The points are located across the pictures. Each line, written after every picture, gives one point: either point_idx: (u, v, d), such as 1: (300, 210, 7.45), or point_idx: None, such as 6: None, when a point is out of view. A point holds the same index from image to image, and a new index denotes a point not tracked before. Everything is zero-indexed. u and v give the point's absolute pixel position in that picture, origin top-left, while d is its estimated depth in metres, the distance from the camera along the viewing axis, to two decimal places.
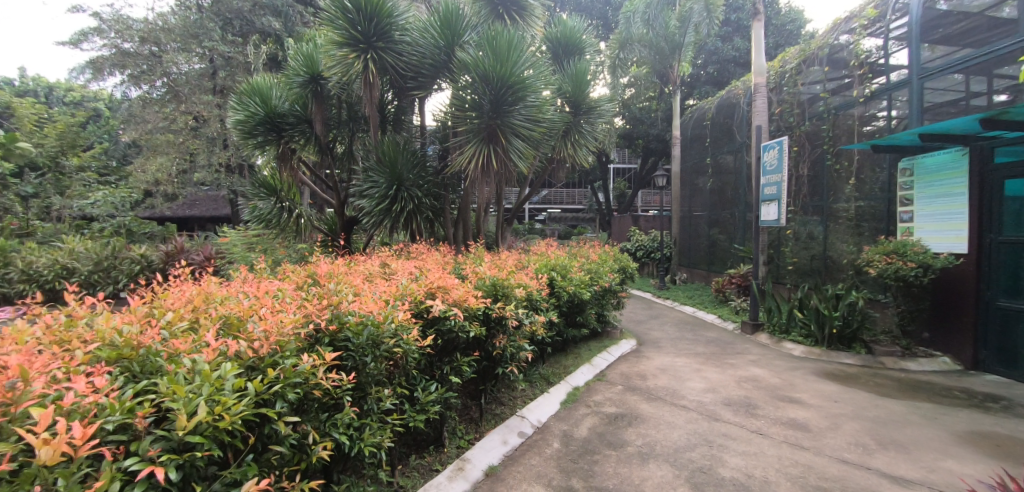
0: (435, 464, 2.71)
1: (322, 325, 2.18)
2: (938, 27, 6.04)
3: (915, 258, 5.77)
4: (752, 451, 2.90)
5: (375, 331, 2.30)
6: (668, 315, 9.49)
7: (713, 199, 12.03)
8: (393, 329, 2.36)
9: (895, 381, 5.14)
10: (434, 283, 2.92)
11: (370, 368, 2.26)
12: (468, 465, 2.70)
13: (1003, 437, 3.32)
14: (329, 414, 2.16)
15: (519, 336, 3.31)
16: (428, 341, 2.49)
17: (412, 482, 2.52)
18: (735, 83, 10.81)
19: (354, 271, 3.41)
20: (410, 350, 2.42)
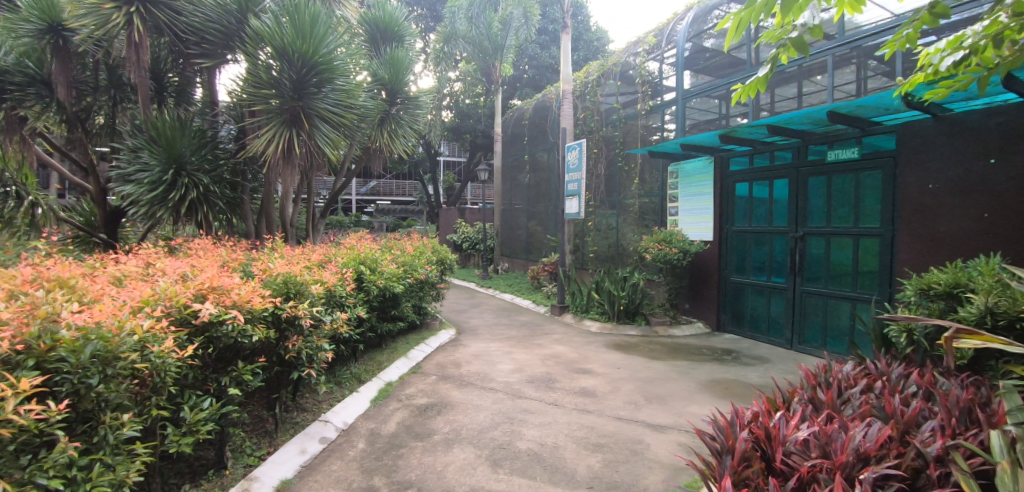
0: (214, 490, 2.38)
1: (20, 344, 1.72)
2: (698, 59, 7.39)
3: (678, 244, 7.05)
4: (546, 421, 3.20)
5: (106, 347, 1.90)
6: (488, 303, 9.93)
7: (530, 194, 12.95)
8: (134, 341, 1.99)
9: (663, 346, 6.22)
10: (204, 283, 2.54)
11: (100, 390, 1.87)
12: (256, 483, 2.43)
13: (729, 381, 4.26)
14: (35, 456, 1.73)
15: (318, 336, 3.10)
16: (189, 350, 2.16)
17: None
18: (549, 88, 11.74)
19: (100, 275, 2.80)
20: (162, 364, 2.07)
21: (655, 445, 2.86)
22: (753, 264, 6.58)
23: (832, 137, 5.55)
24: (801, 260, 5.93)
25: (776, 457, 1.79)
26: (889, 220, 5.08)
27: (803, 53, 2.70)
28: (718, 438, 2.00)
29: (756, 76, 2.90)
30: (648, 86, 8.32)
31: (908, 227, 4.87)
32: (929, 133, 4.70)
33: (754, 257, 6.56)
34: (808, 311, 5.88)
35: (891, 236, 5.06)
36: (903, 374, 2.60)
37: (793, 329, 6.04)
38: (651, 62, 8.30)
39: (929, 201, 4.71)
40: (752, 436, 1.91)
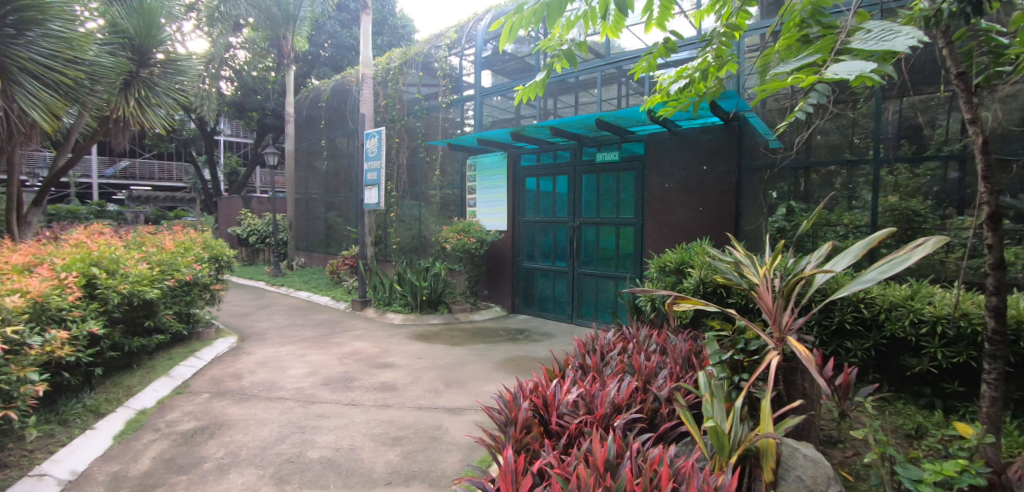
0: None
1: None
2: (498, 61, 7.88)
3: (476, 234, 7.41)
4: (342, 424, 3.05)
5: None
6: (280, 303, 8.97)
7: (327, 183, 12.05)
8: None
9: (463, 331, 6.48)
10: None
11: None
12: None
13: (522, 358, 4.65)
14: None
15: (20, 366, 2.41)
16: None
17: None
18: (348, 71, 10.90)
19: None
20: None
21: (453, 428, 2.96)
22: (540, 251, 7.31)
23: (600, 141, 6.47)
24: (578, 246, 6.82)
25: (551, 419, 2.02)
26: (640, 212, 6.16)
27: (573, 64, 3.11)
28: (503, 410, 2.16)
29: (534, 80, 3.19)
30: (448, 80, 8.48)
31: (652, 217, 5.98)
32: (665, 143, 5.82)
33: (541, 244, 7.28)
34: (583, 290, 6.80)
35: (641, 225, 6.15)
36: (648, 335, 3.21)
37: (572, 306, 6.91)
38: (453, 57, 8.48)
39: (665, 196, 5.85)
40: (532, 404, 2.12)
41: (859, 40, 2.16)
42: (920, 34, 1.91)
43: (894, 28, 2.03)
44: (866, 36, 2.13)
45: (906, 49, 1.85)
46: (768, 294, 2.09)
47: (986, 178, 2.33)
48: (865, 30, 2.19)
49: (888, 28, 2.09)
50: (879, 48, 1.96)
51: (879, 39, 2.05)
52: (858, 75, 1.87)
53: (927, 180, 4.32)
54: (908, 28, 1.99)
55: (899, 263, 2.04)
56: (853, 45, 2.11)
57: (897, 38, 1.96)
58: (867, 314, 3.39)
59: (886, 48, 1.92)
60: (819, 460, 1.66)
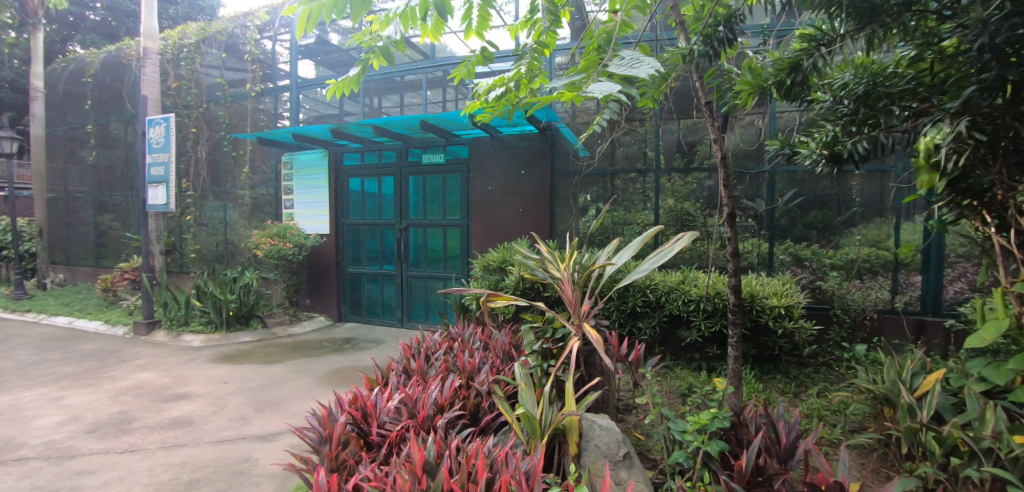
0: None
1: None
2: (321, 52, 7.44)
3: (292, 239, 6.81)
4: (116, 477, 2.52)
5: None
6: (25, 334, 6.97)
7: (96, 179, 9.80)
8: None
9: (280, 347, 5.86)
10: None
11: None
12: None
13: (348, 369, 4.39)
14: None
15: None
16: None
17: None
18: (128, 41, 8.61)
19: None
20: None
21: (264, 458, 2.67)
22: (367, 254, 7.01)
23: (425, 143, 6.46)
24: (405, 248, 6.71)
25: (370, 430, 1.97)
26: (465, 214, 6.32)
27: (390, 62, 3.01)
28: (318, 429, 2.03)
29: (347, 75, 3.06)
30: (259, 65, 7.62)
31: (476, 218, 6.19)
32: (487, 147, 6.07)
33: (367, 247, 6.99)
34: (413, 293, 6.73)
35: (466, 226, 6.32)
36: (472, 333, 3.32)
37: (402, 309, 6.78)
38: (264, 41, 7.79)
39: (488, 198, 6.11)
40: (350, 418, 2.03)
41: (615, 64, 2.57)
42: (656, 64, 2.37)
43: (639, 57, 2.49)
44: (620, 62, 2.55)
45: (644, 75, 2.30)
46: (569, 286, 2.34)
47: (724, 186, 2.99)
48: (621, 57, 2.62)
49: (636, 57, 2.54)
50: (627, 72, 2.38)
51: (629, 65, 2.48)
52: (608, 93, 2.23)
53: (692, 186, 5.31)
54: (648, 58, 2.45)
55: (666, 254, 2.46)
56: (610, 68, 2.51)
57: (641, 66, 2.40)
58: (652, 297, 4.03)
59: (632, 73, 2.35)
60: (612, 426, 1.87)
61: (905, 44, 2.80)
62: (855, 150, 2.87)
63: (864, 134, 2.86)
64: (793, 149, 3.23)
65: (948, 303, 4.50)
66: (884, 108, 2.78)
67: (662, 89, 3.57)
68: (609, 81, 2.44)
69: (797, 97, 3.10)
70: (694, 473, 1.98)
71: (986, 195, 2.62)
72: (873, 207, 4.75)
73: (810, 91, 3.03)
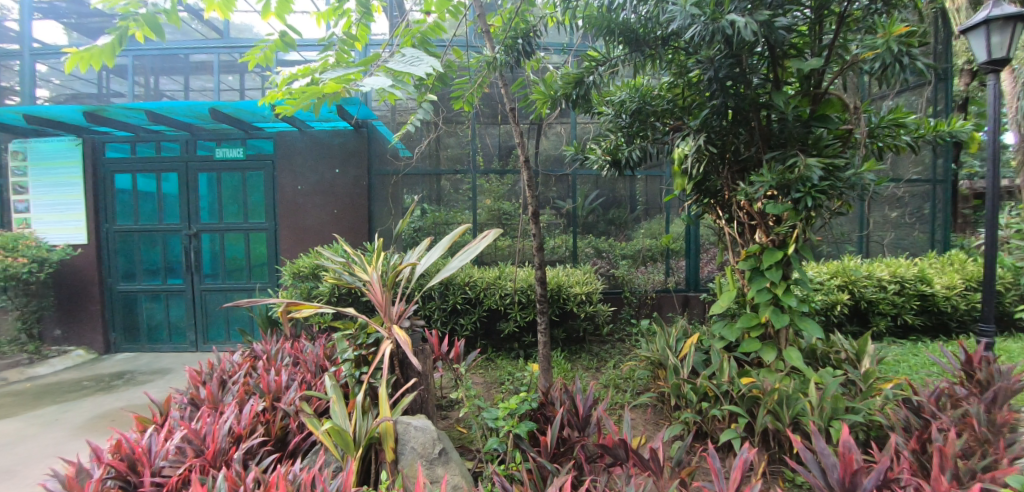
0: None
1: None
2: (69, 13, 5.95)
3: (27, 252, 5.29)
4: None
5: None
6: None
7: None
8: None
9: (14, 395, 4.53)
10: None
11: None
12: None
13: (121, 410, 3.63)
14: None
15: None
16: None
17: None
18: None
19: None
20: None
21: None
22: (143, 268, 5.84)
23: (219, 136, 5.66)
24: (196, 258, 5.79)
25: (141, 480, 1.65)
26: (271, 217, 5.71)
27: (160, 35, 2.60)
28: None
29: (95, 46, 2.50)
30: None
31: (284, 222, 5.64)
32: (294, 143, 5.57)
33: (143, 259, 5.82)
34: (208, 310, 5.84)
35: (273, 230, 5.72)
36: (279, 348, 3.03)
37: (196, 330, 5.84)
38: None
39: (297, 199, 5.61)
40: (111, 471, 1.67)
41: (397, 61, 2.60)
42: (433, 64, 2.46)
43: (418, 55, 2.53)
44: (401, 59, 2.58)
45: (420, 73, 2.38)
46: (379, 288, 2.29)
47: (528, 187, 3.26)
48: (402, 54, 2.63)
49: (416, 55, 2.59)
50: (406, 69, 2.42)
51: (409, 62, 2.52)
52: (377, 88, 2.34)
53: (507, 186, 5.69)
54: (427, 57, 2.51)
55: (473, 252, 2.57)
56: (391, 63, 2.54)
57: (420, 64, 2.47)
58: (472, 294, 4.19)
59: (409, 70, 2.40)
60: (427, 425, 1.88)
61: (665, 71, 3.32)
62: (631, 157, 3.46)
63: (638, 144, 3.45)
64: (584, 154, 3.71)
65: (703, 280, 5.64)
66: (650, 124, 3.37)
67: (475, 93, 3.74)
68: (388, 76, 2.46)
69: (587, 108, 3.54)
70: (507, 456, 2.12)
71: (720, 195, 3.34)
72: (652, 205, 5.72)
73: (597, 104, 3.48)
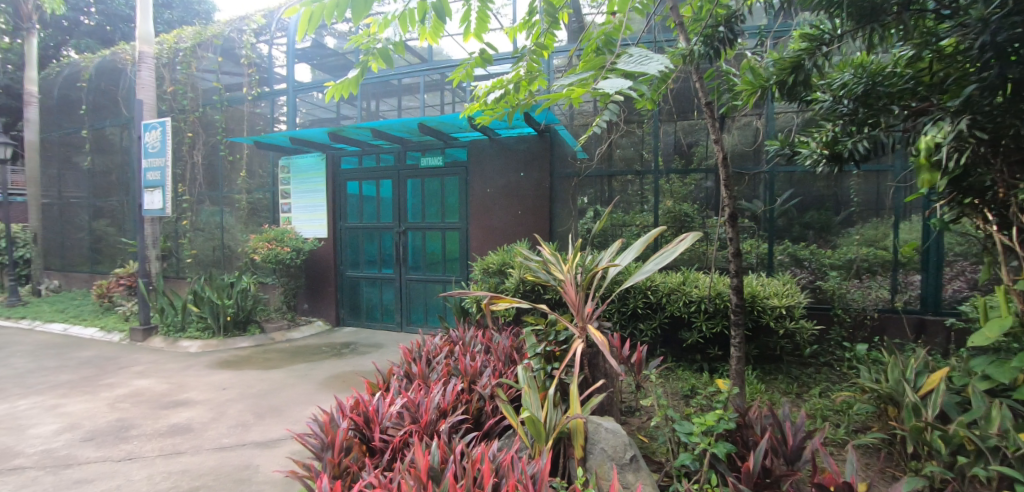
0: None
1: None
2: (317, 55, 7.41)
3: (291, 243, 6.76)
4: (115, 486, 2.48)
5: None
6: (18, 341, 6.89)
7: (91, 185, 9.64)
8: None
9: (279, 352, 5.81)
10: None
11: None
12: None
13: (348, 374, 4.37)
14: None
15: None
16: None
17: None
18: (123, 45, 8.65)
19: None
20: None
21: (266, 465, 2.63)
22: (365, 258, 6.96)
23: (424, 146, 6.44)
24: (404, 251, 6.68)
25: (373, 436, 1.96)
26: (464, 217, 6.30)
27: (389, 65, 3.00)
28: (319, 435, 2.01)
29: (348, 77, 3.02)
30: (254, 70, 7.55)
31: (475, 221, 6.17)
32: (486, 149, 6.05)
33: (366, 251, 6.95)
34: (412, 296, 6.69)
35: (465, 228, 6.29)
36: (473, 336, 3.31)
37: (401, 313, 6.75)
38: (261, 44, 7.63)
39: (487, 200, 6.08)
40: (352, 423, 2.02)
41: (624, 62, 2.59)
42: (666, 60, 2.41)
43: (647, 54, 2.52)
44: (629, 59, 2.57)
45: (657, 70, 2.32)
46: (573, 287, 2.34)
47: (725, 187, 2.96)
48: (627, 55, 2.64)
49: (644, 54, 2.57)
50: (640, 68, 2.39)
51: (639, 62, 2.50)
52: (623, 88, 2.25)
53: (691, 187, 5.30)
54: (658, 55, 2.47)
55: (670, 255, 2.44)
56: (619, 65, 2.53)
57: (651, 62, 2.43)
58: (653, 299, 4.01)
59: (644, 68, 2.36)
60: (618, 429, 1.85)
61: (906, 43, 2.73)
62: (855, 150, 2.82)
63: (866, 135, 2.80)
64: (792, 149, 3.18)
65: (949, 302, 4.50)
66: (884, 108, 2.75)
67: (660, 91, 3.55)
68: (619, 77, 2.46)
69: (797, 97, 3.08)
70: (701, 475, 1.96)
71: (990, 193, 2.60)
72: (871, 207, 4.74)
73: (811, 90, 3.01)
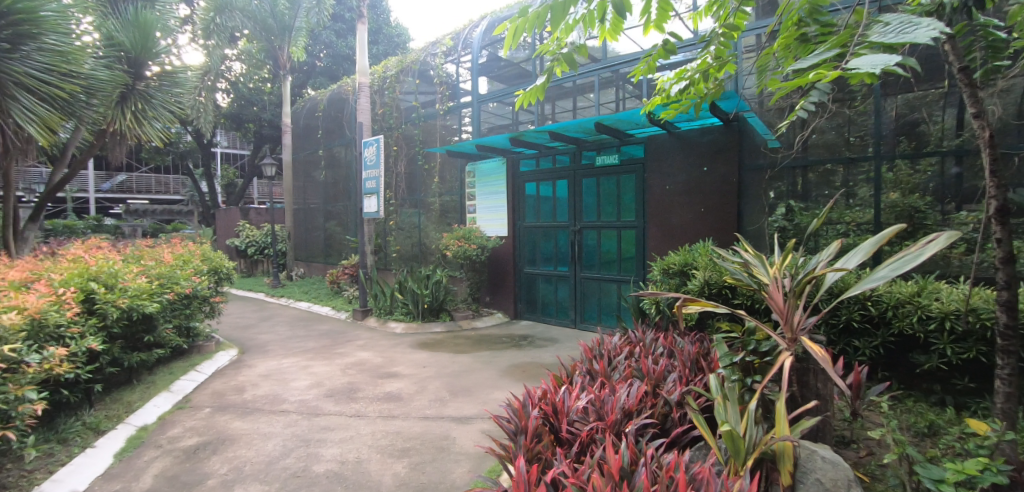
0: (79, 426, 3.06)
1: (51, 298, 2.92)
2: (497, 66, 7.87)
3: (477, 241, 7.36)
4: (349, 436, 3.01)
5: (56, 302, 2.91)
6: (281, 313, 8.86)
7: (326, 193, 11.87)
8: (52, 296, 2.96)
9: (467, 339, 6.41)
10: (79, 276, 3.50)
11: (71, 328, 2.93)
12: (126, 426, 3.17)
13: (527, 365, 4.61)
14: (47, 341, 2.73)
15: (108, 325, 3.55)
16: (76, 307, 2.99)
17: (78, 429, 3.03)
18: (347, 80, 10.54)
19: None
20: (68, 309, 2.98)
21: (461, 438, 2.93)
22: (542, 256, 7.25)
23: (599, 145, 6.43)
24: (579, 250, 6.76)
25: (561, 427, 2.03)
26: (640, 215, 6.12)
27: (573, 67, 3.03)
28: (513, 419, 2.15)
29: (535, 84, 3.14)
30: (446, 87, 8.39)
31: (652, 220, 5.94)
32: (665, 144, 5.78)
33: (543, 249, 7.22)
34: (586, 294, 6.74)
35: (642, 227, 6.11)
36: (653, 338, 3.19)
37: (575, 310, 6.85)
38: (450, 64, 8.37)
39: (666, 198, 5.82)
40: (542, 413, 2.12)
41: (877, 36, 1.94)
42: (944, 23, 1.71)
43: (912, 21, 1.84)
44: (884, 31, 1.93)
45: (931, 39, 1.65)
46: (780, 295, 2.09)
47: (991, 174, 2.24)
48: (881, 25, 1.99)
49: (910, 20, 1.88)
50: (902, 39, 1.75)
51: (899, 32, 1.84)
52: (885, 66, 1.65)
53: (928, 176, 4.27)
54: (929, 19, 1.78)
55: (912, 259, 2.00)
56: (871, 39, 1.91)
57: (919, 30, 1.76)
58: (874, 312, 3.35)
59: (911, 38, 1.71)
60: (840, 462, 1.64)
61: None
62: None
63: None
64: None
65: None
66: None
67: None
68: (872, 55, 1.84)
69: None
70: None
71: None
72: None
73: None
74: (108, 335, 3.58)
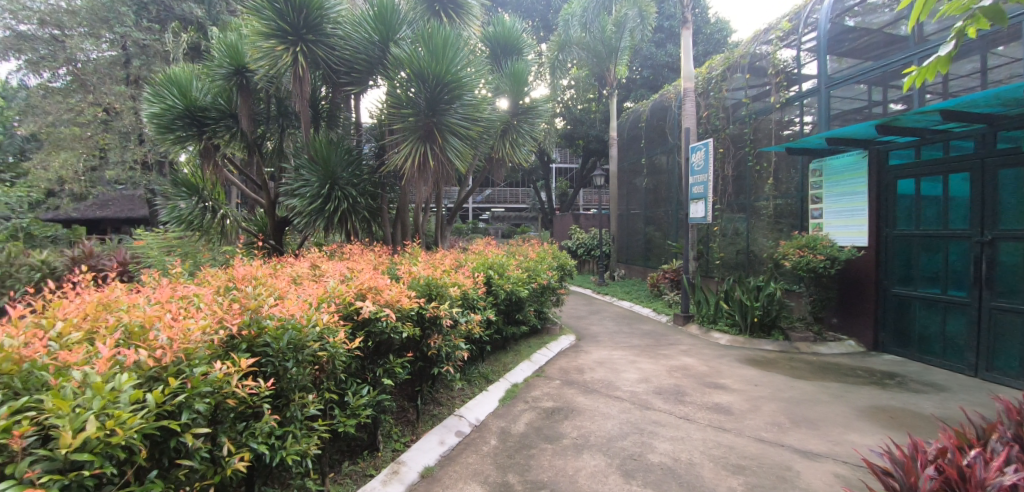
0: (478, 373, 4.12)
1: (477, 279, 4.04)
2: (846, 39, 6.45)
3: (824, 251, 6.21)
4: (680, 436, 3.09)
5: (475, 281, 4.02)
6: (606, 309, 9.69)
7: (648, 199, 12.29)
8: (472, 277, 4.09)
9: (807, 363, 5.56)
10: (484, 264, 4.72)
11: (481, 302, 3.98)
12: (504, 381, 4.08)
13: (896, 410, 3.68)
14: (469, 307, 3.80)
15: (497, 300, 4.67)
16: (484, 287, 4.04)
17: (478, 376, 4.08)
18: (668, 87, 10.86)
19: (436, 256, 4.97)
20: (480, 287, 4.06)
21: (808, 474, 2.60)
22: (922, 274, 5.62)
23: None
24: (988, 269, 4.95)
25: None
26: None
27: (998, 22, 2.22)
28: (897, 477, 1.78)
29: (936, 56, 2.46)
30: (782, 77, 7.47)
31: None
32: None
33: (924, 265, 5.59)
34: (999, 332, 4.86)
35: None
36: None
37: (978, 353, 5.03)
38: (786, 50, 7.42)
39: None
40: (939, 477, 1.69)
41: None
42: None
43: None
44: None
45: None
46: None
47: None
48: None
49: None
50: None
51: None
52: None
53: None
54: None
55: None
56: None
57: None
58: None
59: None
60: None
61: None
62: None
63: None
64: None
65: None
66: None
67: None
68: None
69: None
70: None
71: None
72: None
73: None
74: (496, 310, 4.71)
